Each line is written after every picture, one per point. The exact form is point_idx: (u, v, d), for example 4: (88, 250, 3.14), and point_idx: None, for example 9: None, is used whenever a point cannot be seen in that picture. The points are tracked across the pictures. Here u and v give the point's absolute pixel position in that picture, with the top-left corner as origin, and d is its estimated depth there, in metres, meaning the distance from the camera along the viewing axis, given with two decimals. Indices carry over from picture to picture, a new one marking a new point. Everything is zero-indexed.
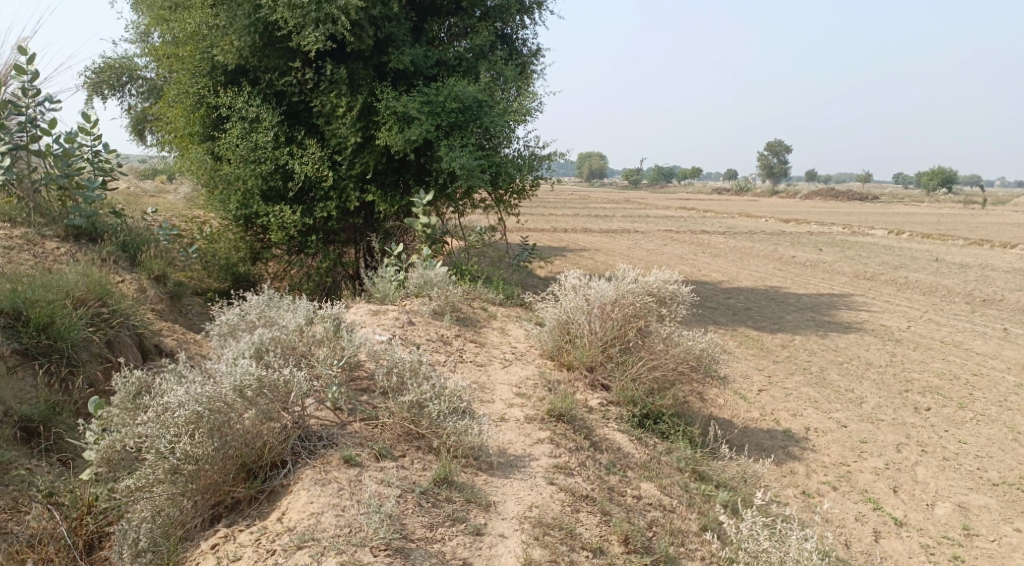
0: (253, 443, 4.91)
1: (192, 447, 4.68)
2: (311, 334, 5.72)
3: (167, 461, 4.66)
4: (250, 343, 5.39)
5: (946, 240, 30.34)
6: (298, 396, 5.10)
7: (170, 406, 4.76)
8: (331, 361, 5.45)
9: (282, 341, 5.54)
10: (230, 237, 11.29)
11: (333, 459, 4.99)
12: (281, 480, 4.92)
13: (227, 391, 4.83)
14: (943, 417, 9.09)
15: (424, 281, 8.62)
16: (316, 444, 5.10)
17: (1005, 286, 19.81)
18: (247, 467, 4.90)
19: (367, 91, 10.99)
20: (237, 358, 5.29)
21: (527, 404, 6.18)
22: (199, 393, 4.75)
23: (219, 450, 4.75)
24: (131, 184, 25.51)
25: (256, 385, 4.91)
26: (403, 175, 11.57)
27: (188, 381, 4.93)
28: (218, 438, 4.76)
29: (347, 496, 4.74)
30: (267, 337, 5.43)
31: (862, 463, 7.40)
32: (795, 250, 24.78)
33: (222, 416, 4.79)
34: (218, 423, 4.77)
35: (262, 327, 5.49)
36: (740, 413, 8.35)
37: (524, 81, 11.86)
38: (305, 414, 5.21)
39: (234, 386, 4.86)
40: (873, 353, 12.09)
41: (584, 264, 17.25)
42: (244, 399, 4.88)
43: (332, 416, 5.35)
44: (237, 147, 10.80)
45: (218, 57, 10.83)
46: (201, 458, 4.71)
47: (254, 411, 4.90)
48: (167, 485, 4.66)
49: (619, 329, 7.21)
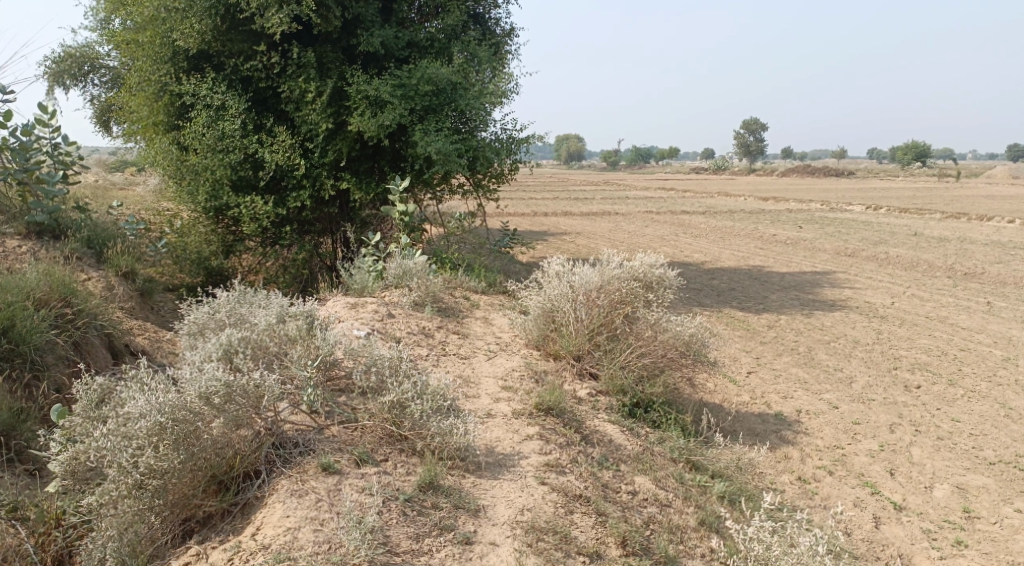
0: (223, 453, 4.67)
1: (156, 460, 4.43)
2: (285, 332, 5.44)
3: (130, 475, 4.41)
4: (218, 344, 5.16)
5: (924, 214, 30.40)
6: (271, 401, 4.86)
7: (132, 416, 4.51)
8: (305, 361, 5.20)
9: (253, 341, 5.29)
10: (201, 230, 10.95)
11: (310, 467, 4.74)
12: (255, 491, 4.66)
13: (191, 398, 4.60)
14: (934, 395, 8.95)
15: (403, 271, 8.36)
16: (292, 452, 4.84)
17: (984, 259, 19.80)
18: (218, 479, 4.65)
19: (337, 75, 10.65)
20: (204, 362, 5.09)
21: (514, 398, 5.95)
22: (161, 402, 4.51)
23: (186, 462, 4.50)
24: (100, 178, 25.00)
25: (223, 391, 4.67)
26: (378, 161, 11.25)
27: (151, 389, 4.67)
28: (184, 450, 4.51)
29: (326, 508, 4.50)
30: (236, 338, 5.20)
31: (856, 446, 7.24)
32: (774, 228, 24.69)
33: (188, 426, 4.55)
34: (184, 434, 4.52)
35: (231, 328, 5.27)
36: (730, 398, 8.18)
37: (498, 61, 11.57)
38: (279, 419, 4.95)
39: (199, 392, 4.62)
40: (859, 331, 11.97)
41: (566, 249, 17.05)
42: (211, 406, 4.64)
43: (309, 420, 5.08)
44: (203, 136, 10.46)
45: (180, 42, 10.47)
46: (167, 470, 4.46)
47: (222, 419, 4.66)
48: (132, 501, 4.41)
49: (606, 316, 6.99)
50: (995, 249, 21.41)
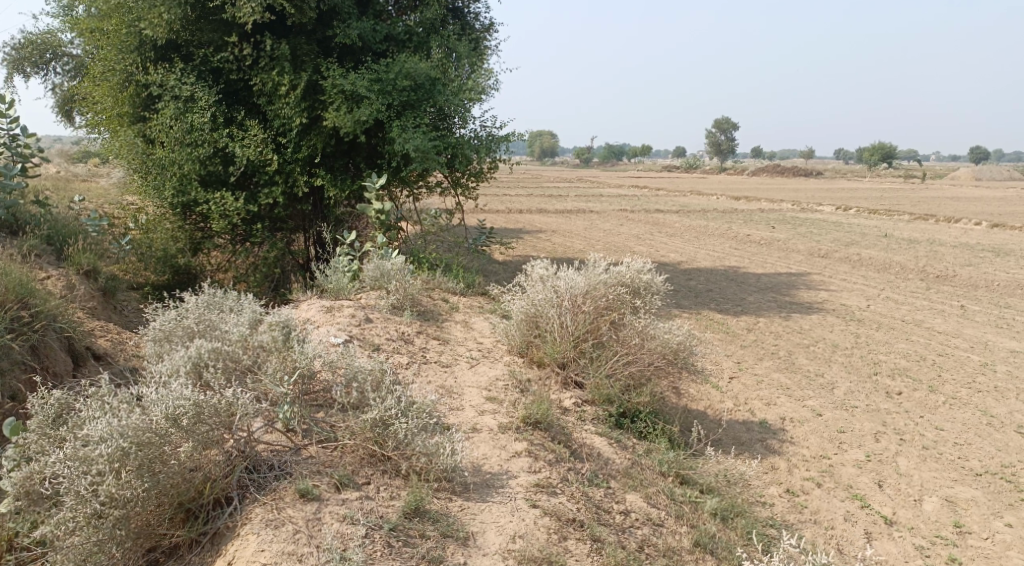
0: (192, 478, 4.40)
1: (118, 488, 4.18)
2: (259, 343, 5.19)
3: (89, 505, 4.15)
4: (187, 357, 4.91)
5: (893, 215, 30.63)
6: (244, 418, 4.60)
7: (91, 439, 4.25)
8: (281, 375, 4.95)
9: (225, 354, 5.04)
10: (168, 227, 10.59)
11: (287, 494, 4.49)
12: (225, 520, 4.41)
13: (157, 420, 4.33)
14: (916, 402, 8.88)
15: (381, 273, 8.11)
16: (266, 477, 4.59)
17: (955, 262, 19.93)
18: (186, 507, 4.41)
19: (312, 68, 10.35)
20: (172, 376, 4.82)
21: (499, 411, 5.75)
22: (124, 425, 4.23)
23: (151, 490, 4.25)
24: (62, 170, 24.41)
25: (192, 412, 4.42)
26: (353, 158, 11.00)
27: (112, 410, 4.40)
28: (149, 477, 4.26)
29: (305, 541, 4.25)
30: (206, 351, 4.94)
31: (843, 456, 7.13)
32: (748, 228, 24.67)
33: (154, 450, 4.29)
34: (149, 459, 4.27)
35: (201, 339, 5.01)
36: (714, 405, 8.04)
37: (478, 57, 11.35)
38: (252, 439, 4.69)
39: (166, 414, 4.36)
40: (838, 334, 11.91)
41: (543, 247, 16.86)
42: (179, 428, 4.39)
43: (284, 440, 4.85)
44: (171, 129, 10.14)
45: (147, 31, 10.11)
46: (129, 499, 4.21)
47: (190, 443, 4.40)
48: (91, 531, 4.14)
49: (592, 322, 6.81)
50: (964, 252, 21.58)
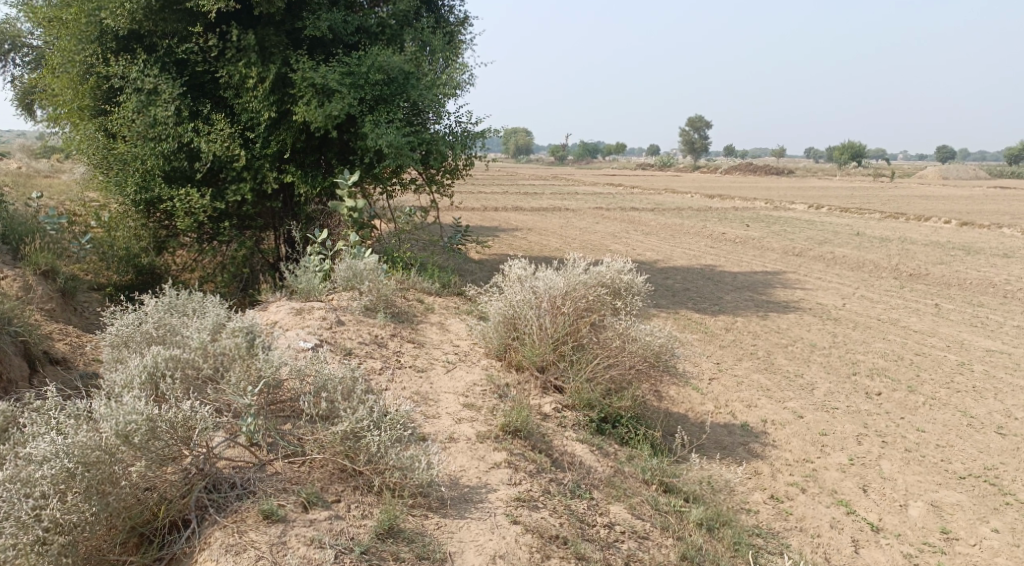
0: (146, 499, 4.22)
1: (64, 512, 3.96)
2: (221, 351, 4.95)
3: (31, 532, 3.88)
4: (142, 368, 4.70)
5: (865, 213, 30.79)
6: (203, 433, 4.39)
7: (34, 458, 4.03)
8: (244, 386, 4.71)
9: (184, 363, 4.82)
10: (131, 225, 10.26)
11: (250, 516, 4.24)
12: (183, 545, 4.17)
13: (107, 436, 4.14)
14: (896, 403, 8.78)
15: (353, 273, 7.87)
16: (227, 496, 4.34)
17: (927, 260, 20.00)
18: (139, 530, 4.19)
19: (281, 60, 10.06)
20: (126, 388, 4.62)
21: (478, 419, 5.54)
22: (69, 444, 4.03)
23: (100, 513, 4.04)
24: (26, 166, 23.92)
25: (145, 429, 4.22)
26: (324, 153, 10.73)
27: (59, 427, 4.20)
28: (98, 499, 4.05)
29: None
30: (163, 360, 4.74)
31: (826, 459, 7.00)
32: (722, 226, 24.64)
33: (102, 470, 4.09)
34: (97, 480, 4.06)
35: (158, 346, 4.81)
36: (695, 407, 7.89)
37: (452, 51, 11.12)
38: (212, 456, 4.45)
39: (117, 430, 4.16)
40: (815, 334, 11.81)
41: (518, 246, 16.67)
42: (131, 446, 4.19)
43: (248, 455, 4.60)
44: (134, 123, 9.82)
45: (108, 21, 9.76)
46: (76, 524, 3.99)
47: (143, 461, 4.20)
48: (34, 560, 3.87)
49: (572, 324, 6.61)
50: (936, 250, 21.68)
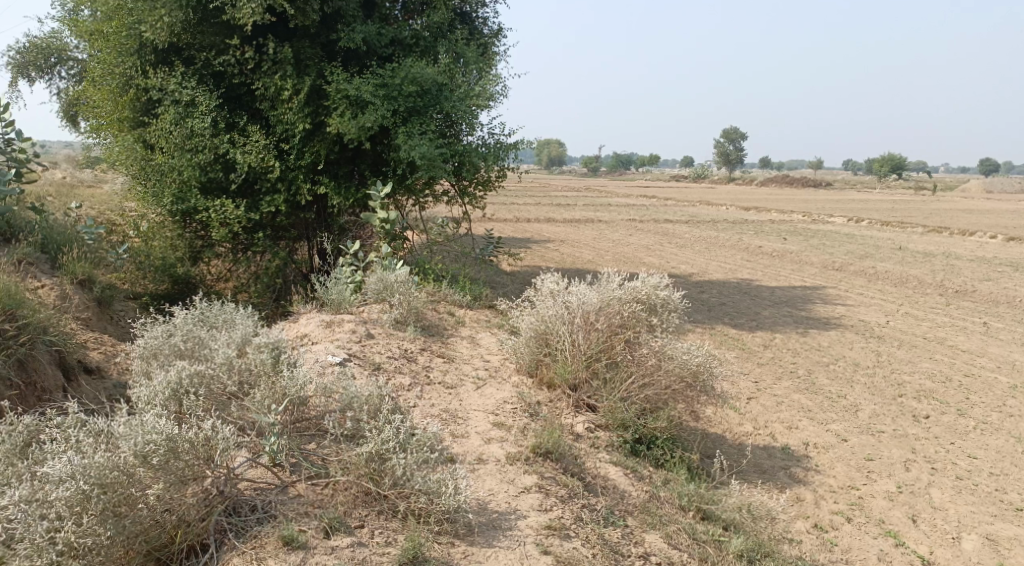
0: (164, 521, 4.06)
1: (79, 535, 3.83)
2: (246, 367, 4.84)
3: (45, 555, 3.77)
4: (166, 384, 4.59)
5: (907, 227, 30.10)
6: (224, 454, 4.28)
7: (50, 479, 3.91)
8: (269, 404, 4.59)
9: (208, 379, 4.71)
10: (167, 235, 10.25)
11: (270, 541, 4.13)
12: None
13: (125, 456, 4.02)
14: (945, 427, 8.42)
15: (383, 286, 7.73)
16: (247, 520, 4.23)
17: (974, 276, 19.42)
18: (156, 555, 4.05)
19: (315, 73, 9.99)
20: (149, 405, 4.52)
21: (508, 439, 5.35)
22: (84, 464, 3.91)
23: (116, 537, 3.90)
24: (69, 175, 24.33)
25: (163, 449, 4.09)
26: (358, 165, 10.63)
27: (78, 446, 4.10)
28: (114, 522, 3.91)
29: None
30: (187, 375, 4.63)
31: (872, 486, 6.71)
32: (760, 240, 24.21)
33: (119, 492, 3.96)
34: (113, 502, 3.93)
35: (182, 362, 4.69)
36: (733, 428, 7.62)
37: (486, 62, 10.96)
38: (234, 477, 4.34)
39: (135, 450, 4.03)
40: (858, 352, 11.44)
41: (552, 258, 16.46)
42: (148, 466, 4.05)
43: (271, 476, 4.49)
44: (171, 134, 9.81)
45: (147, 34, 9.77)
46: (92, 548, 3.86)
47: (161, 483, 4.07)
48: None
49: (605, 341, 6.39)
50: (983, 266, 21.07)
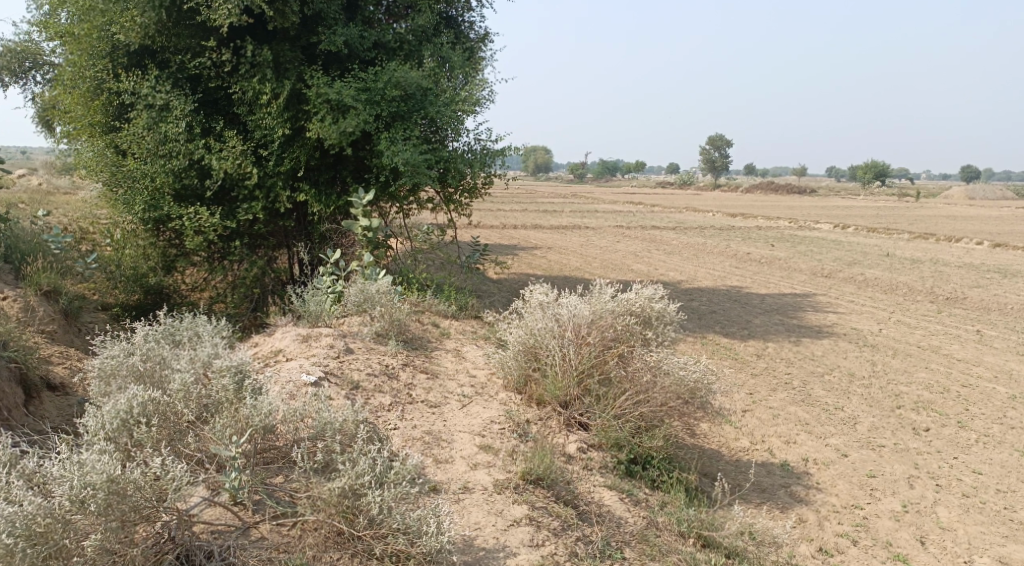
0: None
1: None
2: (206, 396, 4.52)
3: None
4: (116, 412, 4.25)
5: (893, 234, 29.99)
6: (176, 495, 3.97)
7: None
8: (229, 437, 4.27)
9: (163, 407, 4.38)
10: (139, 243, 9.86)
11: None
12: None
13: (60, 502, 3.78)
14: (947, 440, 8.16)
15: (364, 297, 7.39)
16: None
17: (963, 283, 19.26)
18: None
19: (295, 76, 9.66)
20: (95, 437, 4.19)
21: (496, 464, 5.06)
22: (14, 513, 3.66)
23: None
24: (44, 182, 23.76)
25: (102, 495, 3.82)
26: (339, 171, 10.27)
27: (11, 490, 3.81)
28: None
29: None
30: (139, 403, 4.30)
31: (877, 506, 6.44)
32: (747, 246, 23.99)
33: (52, 544, 3.72)
34: (45, 555, 3.69)
35: (135, 388, 4.35)
36: (729, 443, 7.32)
37: (472, 67, 10.68)
38: (186, 519, 4.05)
39: (70, 495, 3.78)
40: (852, 362, 11.16)
41: (539, 266, 16.13)
42: (85, 513, 3.80)
43: (230, 516, 4.21)
44: (144, 139, 9.44)
45: (120, 36, 9.40)
46: None
47: (100, 531, 3.81)
48: None
49: (597, 356, 6.07)
50: (971, 272, 20.92)
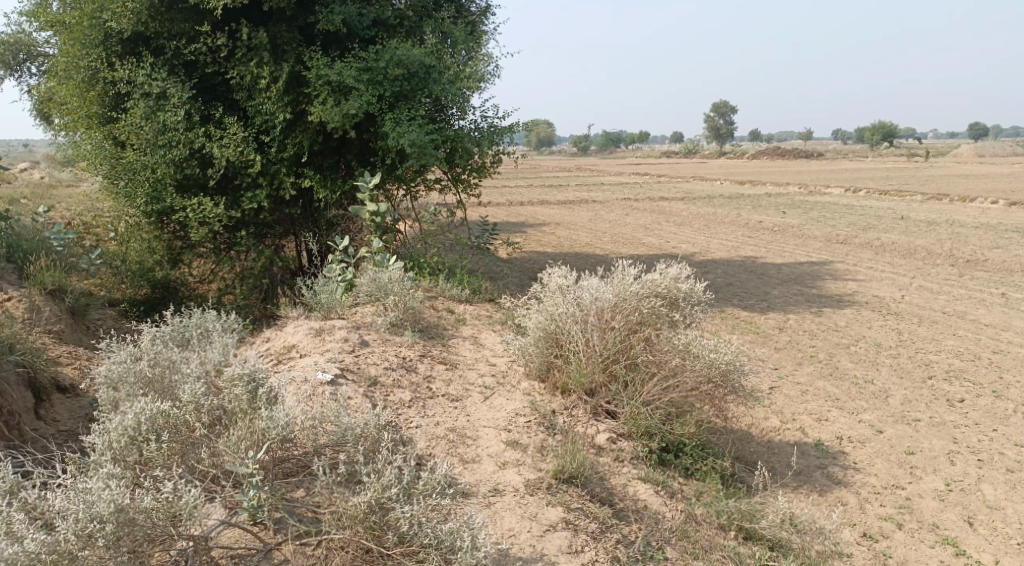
0: None
1: None
2: (216, 412, 4.32)
3: None
4: (123, 429, 4.08)
5: (906, 196, 29.48)
6: (191, 519, 3.79)
7: None
8: (246, 454, 4.08)
9: (172, 422, 4.18)
10: (144, 237, 9.53)
11: None
12: None
13: (64, 537, 3.57)
14: (983, 411, 7.88)
15: (376, 286, 7.13)
16: None
17: (982, 244, 18.87)
18: None
19: (294, 58, 9.35)
20: (101, 459, 4.01)
21: (525, 463, 4.87)
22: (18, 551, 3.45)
23: None
24: (46, 175, 23.51)
25: (111, 526, 3.63)
26: (344, 155, 9.99)
27: (15, 521, 3.60)
28: None
29: None
30: (147, 418, 4.11)
31: (919, 485, 6.20)
32: (759, 214, 23.58)
33: None
34: None
35: (141, 402, 4.16)
36: (759, 423, 7.05)
37: (476, 42, 10.35)
38: (205, 543, 3.89)
39: (76, 529, 3.59)
40: (877, 331, 10.85)
41: (549, 243, 15.81)
42: (95, 545, 3.62)
43: (251, 537, 4.02)
44: (142, 129, 9.15)
45: (112, 23, 9.09)
46: None
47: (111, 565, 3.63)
48: None
49: (623, 341, 5.80)
50: (989, 233, 20.52)
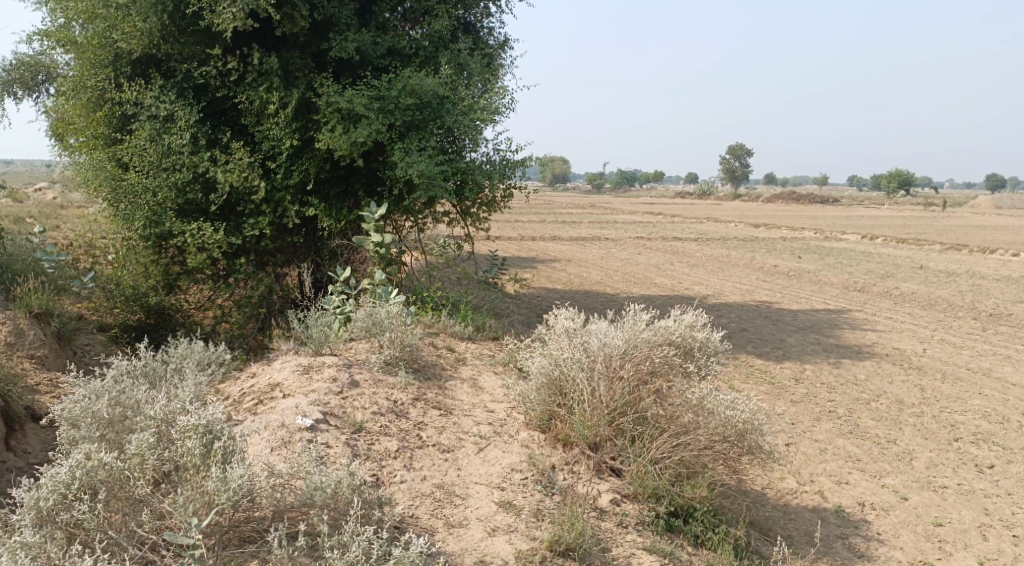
0: None
1: None
2: (165, 467, 4.02)
3: None
4: (54, 488, 3.79)
5: (924, 244, 28.96)
6: None
7: None
8: (189, 519, 3.73)
9: (116, 477, 3.90)
10: (139, 261, 9.16)
11: None
12: None
13: None
14: (1015, 480, 7.37)
15: (373, 321, 6.70)
16: None
17: (1005, 297, 18.33)
18: None
19: (305, 84, 9.06)
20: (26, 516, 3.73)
21: (518, 530, 4.48)
22: None
23: None
24: (57, 195, 23.26)
25: None
26: (351, 184, 9.65)
27: None
28: None
29: None
30: (80, 470, 3.85)
31: (949, 563, 5.72)
32: (774, 258, 23.11)
33: None
34: None
35: (77, 456, 3.89)
36: (776, 484, 6.57)
37: (491, 73, 10.02)
38: None
39: None
40: (899, 386, 10.33)
41: (558, 280, 15.38)
42: None
43: None
44: (146, 152, 8.86)
45: (122, 43, 8.83)
46: None
47: None
48: None
49: (631, 393, 5.36)
50: (1011, 287, 19.97)
